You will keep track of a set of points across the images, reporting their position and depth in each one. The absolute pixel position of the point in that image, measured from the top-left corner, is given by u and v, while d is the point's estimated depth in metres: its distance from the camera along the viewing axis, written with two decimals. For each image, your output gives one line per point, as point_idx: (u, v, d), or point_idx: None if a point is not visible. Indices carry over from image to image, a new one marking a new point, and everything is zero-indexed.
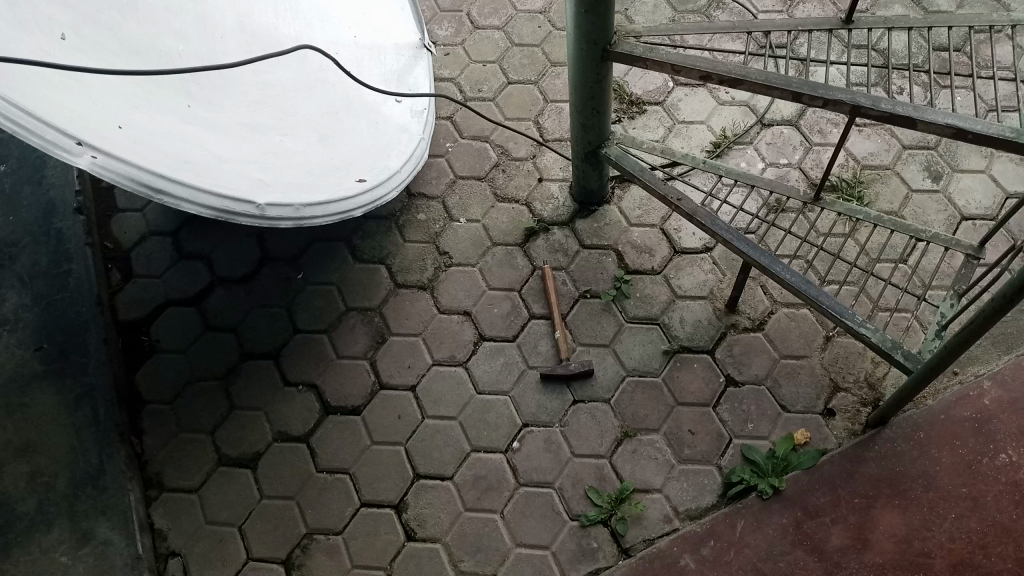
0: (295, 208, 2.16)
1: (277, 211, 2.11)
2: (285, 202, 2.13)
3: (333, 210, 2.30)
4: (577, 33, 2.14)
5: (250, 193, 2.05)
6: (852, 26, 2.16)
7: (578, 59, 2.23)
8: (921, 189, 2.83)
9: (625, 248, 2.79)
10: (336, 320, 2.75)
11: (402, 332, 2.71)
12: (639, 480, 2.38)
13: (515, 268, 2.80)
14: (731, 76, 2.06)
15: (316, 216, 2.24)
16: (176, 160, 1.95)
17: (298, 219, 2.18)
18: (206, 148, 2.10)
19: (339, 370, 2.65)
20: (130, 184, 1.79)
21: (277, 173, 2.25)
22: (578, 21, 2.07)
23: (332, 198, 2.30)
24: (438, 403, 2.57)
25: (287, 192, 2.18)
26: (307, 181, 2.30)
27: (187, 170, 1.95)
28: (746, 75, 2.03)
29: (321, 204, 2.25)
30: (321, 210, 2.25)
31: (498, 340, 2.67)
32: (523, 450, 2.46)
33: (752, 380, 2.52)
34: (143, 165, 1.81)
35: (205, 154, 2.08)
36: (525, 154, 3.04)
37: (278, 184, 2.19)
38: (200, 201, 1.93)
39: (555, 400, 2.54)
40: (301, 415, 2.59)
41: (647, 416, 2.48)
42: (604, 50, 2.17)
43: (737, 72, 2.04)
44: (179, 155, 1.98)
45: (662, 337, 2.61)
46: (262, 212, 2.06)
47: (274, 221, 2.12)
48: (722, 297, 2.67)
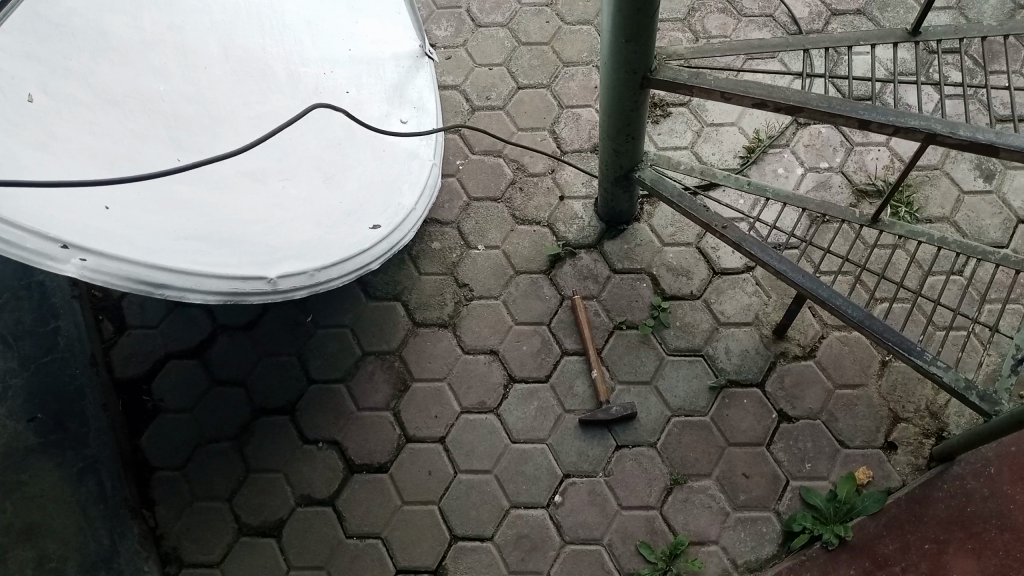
0: (309, 274, 2.00)
1: (293, 280, 1.95)
2: (298, 270, 1.97)
3: (348, 269, 2.10)
4: (614, 61, 1.94)
5: (261, 266, 1.88)
6: (921, 37, 1.96)
7: (613, 87, 2.03)
8: (973, 191, 2.63)
9: (660, 271, 2.59)
10: (353, 366, 2.54)
11: (426, 377, 2.50)
12: (692, 531, 2.24)
13: (542, 299, 2.59)
14: (791, 103, 1.80)
15: (331, 279, 2.06)
16: (176, 239, 1.75)
17: (313, 285, 2.02)
18: (205, 213, 1.88)
19: (359, 424, 2.46)
20: (126, 283, 1.60)
21: (284, 230, 2.03)
22: (616, 50, 1.87)
23: (347, 254, 2.11)
24: (470, 456, 2.38)
25: (299, 255, 2.00)
26: (319, 236, 2.09)
27: (189, 250, 1.75)
28: (806, 103, 1.77)
29: (337, 264, 2.07)
30: (336, 271, 2.07)
31: (530, 382, 2.48)
32: (566, 505, 2.30)
33: (807, 414, 2.36)
34: (138, 259, 1.61)
35: (203, 220, 1.86)
36: (542, 168, 2.80)
37: (289, 247, 2.00)
38: (207, 289, 1.75)
39: (597, 445, 2.37)
40: (323, 476, 2.41)
41: (697, 460, 2.33)
42: (644, 78, 1.96)
43: (797, 98, 1.79)
44: (176, 230, 1.78)
45: (707, 370, 2.44)
46: (274, 286, 1.90)
47: (288, 292, 1.96)
48: (768, 322, 2.49)
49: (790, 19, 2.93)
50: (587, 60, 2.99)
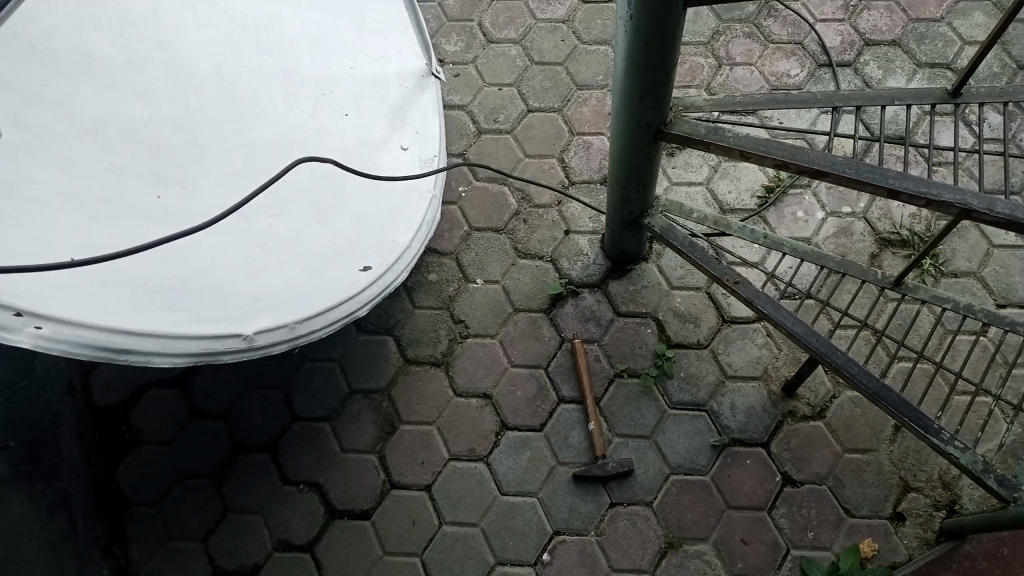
0: (290, 327, 1.89)
1: (270, 335, 1.85)
2: (278, 323, 1.87)
3: (333, 317, 1.97)
4: (626, 116, 1.89)
5: (237, 323, 1.81)
6: (960, 101, 1.88)
7: (625, 140, 1.97)
8: (1004, 245, 2.50)
9: (668, 317, 2.49)
10: (340, 404, 2.42)
11: (415, 420, 2.39)
12: None
13: (541, 341, 2.47)
14: (812, 167, 1.67)
15: (313, 330, 1.94)
16: (147, 297, 1.70)
17: (294, 338, 1.91)
18: (184, 262, 1.83)
19: (343, 466, 2.34)
20: (85, 350, 1.53)
21: (265, 276, 1.92)
22: (629, 104, 1.82)
23: (334, 301, 1.97)
24: (457, 506, 2.28)
25: (280, 306, 1.89)
26: (304, 283, 1.98)
27: (157, 307, 1.69)
28: (830, 167, 1.63)
29: (320, 313, 1.94)
30: (319, 322, 1.95)
31: (524, 430, 2.37)
32: (554, 564, 2.20)
33: (812, 479, 2.24)
34: (99, 324, 1.53)
35: (182, 274, 1.80)
36: (548, 199, 2.67)
37: (269, 296, 1.90)
38: (176, 352, 1.68)
39: (590, 502, 2.27)
40: (303, 520, 2.29)
41: (693, 522, 2.22)
42: (658, 131, 1.89)
43: (821, 162, 1.65)
44: (153, 284, 1.74)
45: (710, 427, 2.34)
46: (250, 341, 1.81)
47: (268, 348, 1.87)
48: (770, 379, 2.39)
49: (821, 48, 2.76)
50: (602, 83, 2.84)
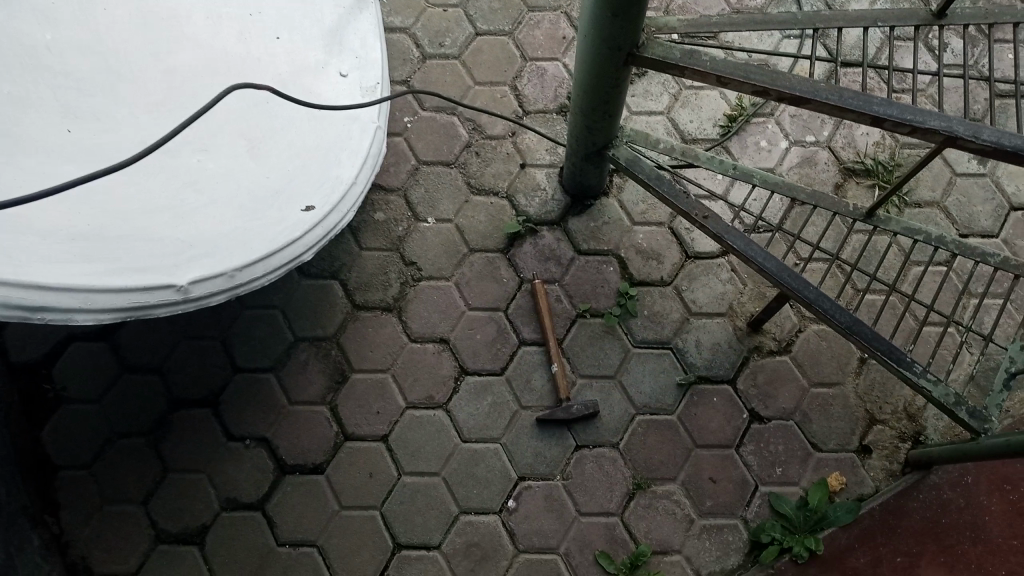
0: (227, 276, 1.69)
1: (206, 286, 1.66)
2: (213, 272, 1.67)
3: (274, 262, 1.77)
4: (595, 37, 1.73)
5: (166, 272, 1.61)
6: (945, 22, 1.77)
7: (594, 65, 1.81)
8: (966, 173, 2.46)
9: (631, 254, 2.38)
10: (285, 354, 2.26)
11: (367, 369, 2.25)
12: (655, 540, 2.10)
13: (499, 282, 2.34)
14: (793, 95, 1.55)
15: (254, 277, 1.74)
16: (58, 245, 1.50)
17: (232, 288, 1.72)
18: (102, 205, 1.61)
19: (292, 420, 2.19)
20: None
21: (197, 217, 1.68)
22: (599, 23, 1.66)
23: (275, 245, 1.76)
24: (416, 457, 2.17)
25: (214, 251, 1.68)
26: (240, 224, 1.74)
27: (75, 258, 1.50)
28: (812, 94, 1.51)
29: (260, 259, 1.74)
30: (259, 268, 1.75)
31: (484, 375, 2.25)
32: (520, 511, 2.12)
33: (779, 415, 2.21)
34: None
35: (100, 217, 1.59)
36: (502, 131, 2.49)
37: (202, 238, 1.67)
38: (95, 308, 1.51)
39: (555, 446, 2.19)
40: (251, 477, 2.15)
41: (662, 463, 2.17)
42: (629, 55, 1.74)
43: (803, 89, 1.53)
44: (65, 230, 1.53)
45: (676, 365, 2.27)
46: (184, 294, 1.63)
47: (204, 299, 1.68)
48: (743, 314, 2.33)
49: None
50: (554, 5, 2.65)
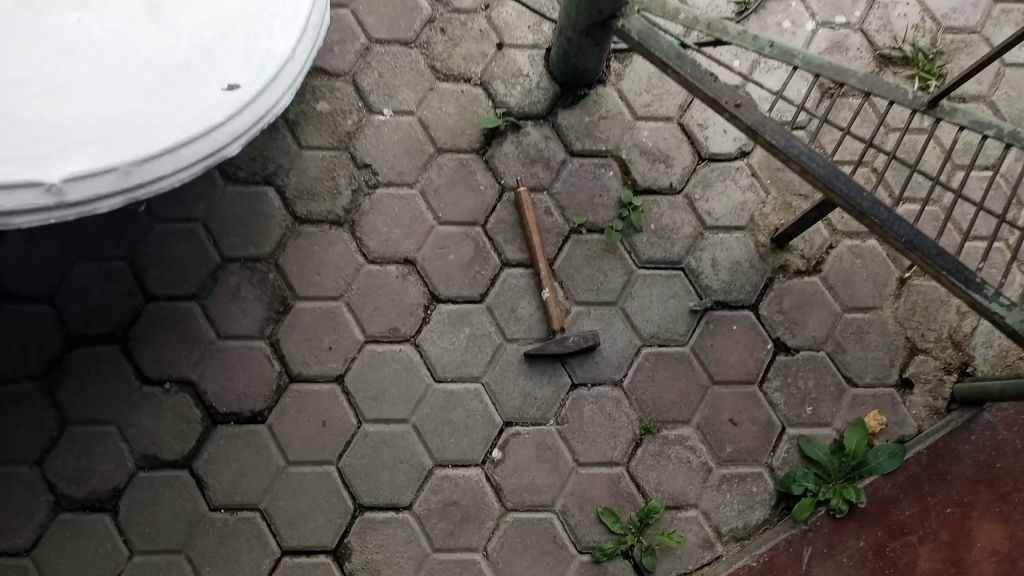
0: (121, 173, 1.08)
1: (88, 185, 1.06)
2: (98, 166, 1.05)
3: (188, 156, 1.14)
4: None
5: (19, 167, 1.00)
6: None
7: None
8: (1017, 63, 2.11)
9: (633, 155, 2.00)
10: (210, 277, 1.83)
11: (316, 296, 1.83)
12: (668, 492, 1.79)
13: (474, 190, 1.93)
14: None
15: (158, 175, 1.12)
16: None
17: (128, 190, 1.10)
18: None
19: (222, 359, 1.78)
20: None
21: (72, 91, 1.02)
22: None
23: (192, 132, 1.12)
24: (380, 401, 1.78)
25: (95, 133, 1.04)
26: (139, 104, 1.06)
27: None
28: None
29: (167, 152, 1.10)
30: (167, 164, 1.12)
31: (460, 302, 1.86)
32: (508, 462, 1.77)
33: (809, 344, 1.91)
34: None
35: None
36: (473, 2, 2.02)
37: (83, 119, 1.03)
38: None
39: (547, 385, 1.83)
40: (174, 430, 1.73)
41: (674, 404, 1.84)
42: None
43: None
44: None
45: (689, 288, 1.93)
46: (58, 197, 1.04)
47: (87, 206, 1.08)
48: (767, 228, 2.01)
49: None
50: None
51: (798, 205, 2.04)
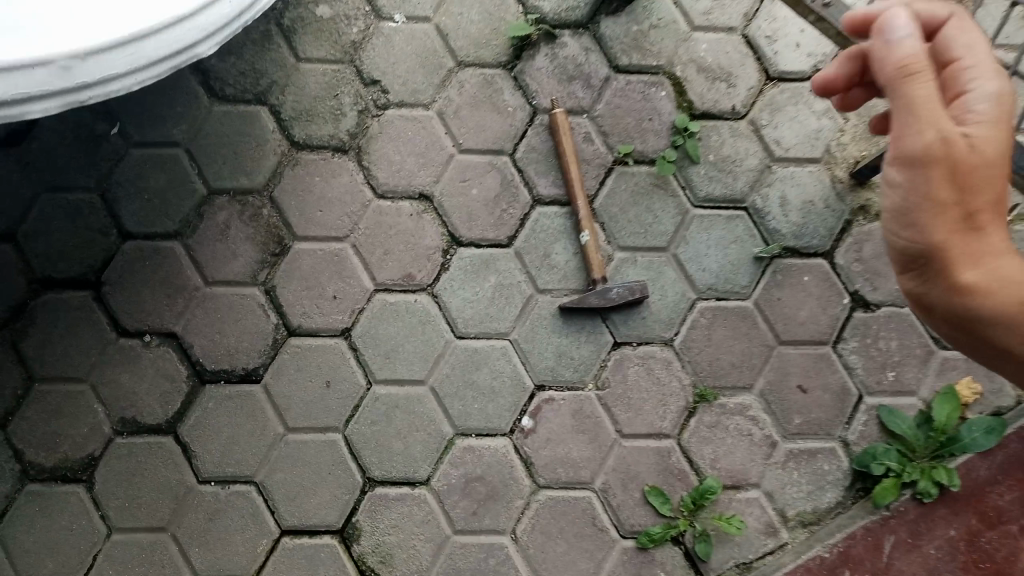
0: (57, 68, 1.03)
1: (23, 81, 1.01)
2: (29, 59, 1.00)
3: (146, 55, 1.11)
4: None
5: None
6: None
7: None
8: None
9: (690, 72, 1.68)
10: (195, 212, 1.56)
11: (317, 236, 1.56)
12: (725, 469, 1.56)
13: (502, 114, 1.63)
14: None
15: (111, 74, 1.09)
16: None
17: (71, 91, 1.06)
18: None
19: (209, 309, 1.52)
20: None
21: None
22: None
23: (145, 24, 1.09)
24: (393, 359, 1.53)
25: (47, 25, 1.03)
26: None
27: None
28: None
29: (116, 46, 1.06)
30: (122, 62, 1.09)
31: (484, 247, 1.60)
32: (540, 432, 1.53)
33: (892, 299, 1.64)
34: None
35: None
36: None
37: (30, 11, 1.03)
38: None
39: (585, 344, 1.58)
40: (156, 389, 1.50)
41: (734, 367, 1.60)
42: None
43: None
44: None
45: (752, 232, 1.65)
46: None
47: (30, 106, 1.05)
48: (846, 161, 1.70)
49: None
50: None
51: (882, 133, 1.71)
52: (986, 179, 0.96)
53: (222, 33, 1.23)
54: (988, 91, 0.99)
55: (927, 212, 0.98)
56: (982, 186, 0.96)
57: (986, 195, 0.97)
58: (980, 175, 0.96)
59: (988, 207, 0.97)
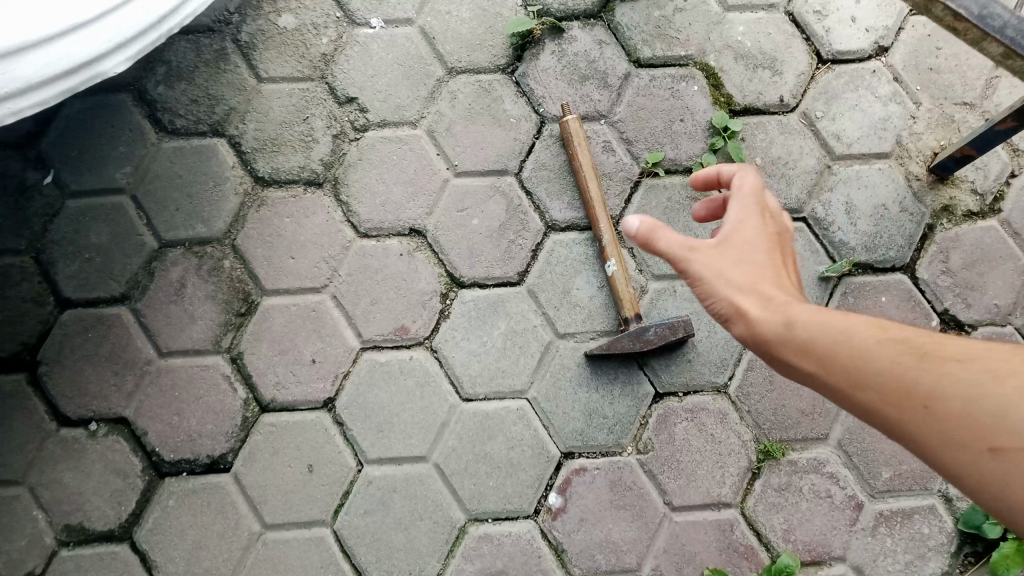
0: None
1: None
2: None
3: (22, 75, 0.93)
4: None
5: None
6: None
7: None
8: None
9: (725, 61, 1.40)
10: (144, 271, 1.30)
11: (290, 288, 1.30)
12: (801, 542, 1.28)
13: (503, 127, 1.36)
14: None
15: None
16: None
17: None
18: None
19: (168, 387, 1.27)
20: None
21: None
22: None
23: (32, 36, 0.94)
24: (387, 433, 1.27)
25: None
26: None
27: None
28: None
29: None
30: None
31: (491, 287, 1.32)
32: (569, 512, 1.27)
33: (989, 317, 1.36)
34: None
35: None
36: None
37: None
38: None
39: (620, 398, 1.30)
40: (105, 489, 1.25)
41: (805, 414, 1.31)
42: None
43: None
44: None
45: (814, 247, 1.36)
46: None
47: None
48: (922, 154, 1.40)
49: None
50: None
51: (962, 117, 1.41)
52: (725, 259, 0.91)
53: (134, 46, 1.05)
54: (739, 198, 0.97)
55: (710, 286, 0.91)
56: (736, 260, 0.91)
57: (754, 272, 0.90)
58: (733, 253, 0.92)
59: (763, 279, 0.89)
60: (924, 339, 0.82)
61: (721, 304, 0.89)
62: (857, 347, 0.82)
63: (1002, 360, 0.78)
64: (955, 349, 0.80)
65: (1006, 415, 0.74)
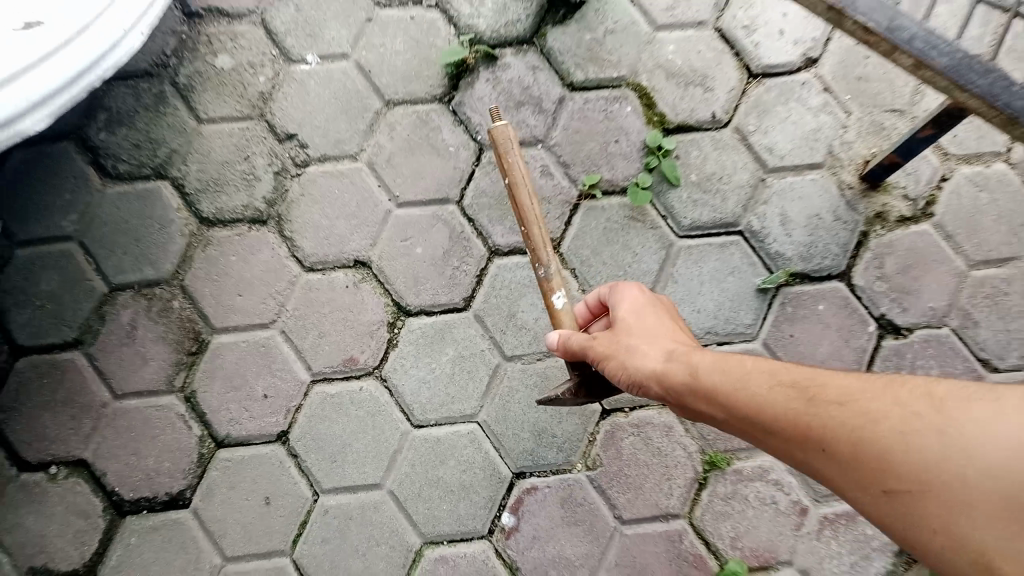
0: None
1: None
2: None
3: None
4: None
5: None
6: None
7: None
8: None
9: (658, 80, 1.43)
10: (96, 315, 1.32)
11: (239, 325, 1.33)
12: (748, 547, 1.32)
13: (442, 156, 1.39)
14: None
15: None
16: None
17: None
18: None
19: (123, 427, 1.30)
20: None
21: None
22: None
23: None
24: (341, 463, 1.31)
25: None
26: None
27: None
28: None
29: None
30: None
31: (437, 314, 1.35)
32: (523, 530, 1.31)
33: (924, 318, 1.40)
34: None
35: None
36: None
37: None
38: None
39: (568, 417, 1.33)
40: (68, 531, 1.28)
41: None
42: None
43: None
44: None
45: (751, 260, 1.40)
46: None
47: None
48: (853, 163, 1.44)
49: None
50: None
51: (892, 124, 1.44)
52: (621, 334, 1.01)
53: None
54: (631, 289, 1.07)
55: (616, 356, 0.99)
56: (630, 335, 1.00)
57: (654, 343, 0.99)
58: (633, 331, 1.01)
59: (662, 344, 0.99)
60: (811, 380, 0.88)
61: (622, 378, 0.98)
62: (749, 399, 0.89)
63: (883, 400, 0.83)
64: (838, 387, 0.86)
65: (882, 457, 0.79)
